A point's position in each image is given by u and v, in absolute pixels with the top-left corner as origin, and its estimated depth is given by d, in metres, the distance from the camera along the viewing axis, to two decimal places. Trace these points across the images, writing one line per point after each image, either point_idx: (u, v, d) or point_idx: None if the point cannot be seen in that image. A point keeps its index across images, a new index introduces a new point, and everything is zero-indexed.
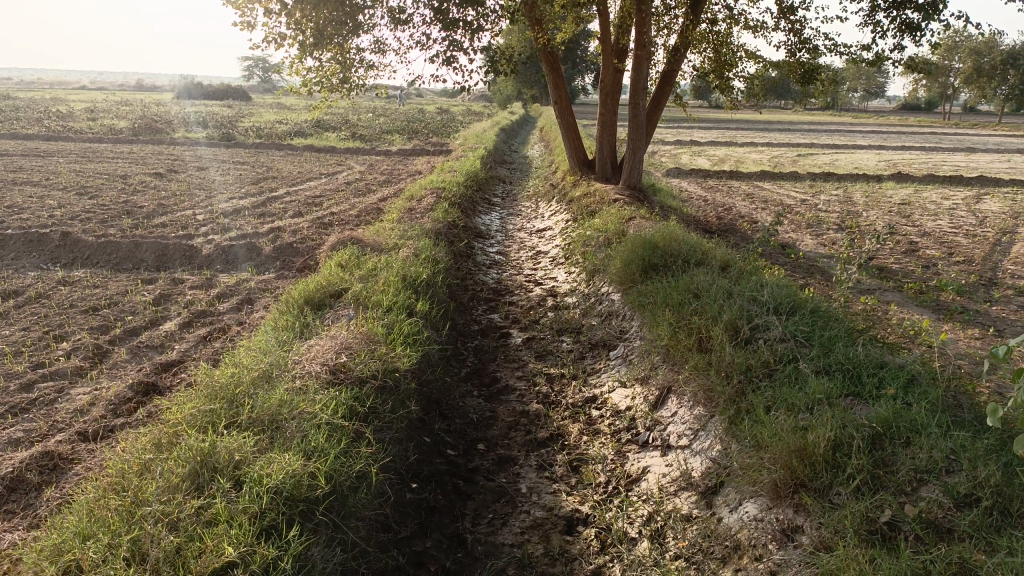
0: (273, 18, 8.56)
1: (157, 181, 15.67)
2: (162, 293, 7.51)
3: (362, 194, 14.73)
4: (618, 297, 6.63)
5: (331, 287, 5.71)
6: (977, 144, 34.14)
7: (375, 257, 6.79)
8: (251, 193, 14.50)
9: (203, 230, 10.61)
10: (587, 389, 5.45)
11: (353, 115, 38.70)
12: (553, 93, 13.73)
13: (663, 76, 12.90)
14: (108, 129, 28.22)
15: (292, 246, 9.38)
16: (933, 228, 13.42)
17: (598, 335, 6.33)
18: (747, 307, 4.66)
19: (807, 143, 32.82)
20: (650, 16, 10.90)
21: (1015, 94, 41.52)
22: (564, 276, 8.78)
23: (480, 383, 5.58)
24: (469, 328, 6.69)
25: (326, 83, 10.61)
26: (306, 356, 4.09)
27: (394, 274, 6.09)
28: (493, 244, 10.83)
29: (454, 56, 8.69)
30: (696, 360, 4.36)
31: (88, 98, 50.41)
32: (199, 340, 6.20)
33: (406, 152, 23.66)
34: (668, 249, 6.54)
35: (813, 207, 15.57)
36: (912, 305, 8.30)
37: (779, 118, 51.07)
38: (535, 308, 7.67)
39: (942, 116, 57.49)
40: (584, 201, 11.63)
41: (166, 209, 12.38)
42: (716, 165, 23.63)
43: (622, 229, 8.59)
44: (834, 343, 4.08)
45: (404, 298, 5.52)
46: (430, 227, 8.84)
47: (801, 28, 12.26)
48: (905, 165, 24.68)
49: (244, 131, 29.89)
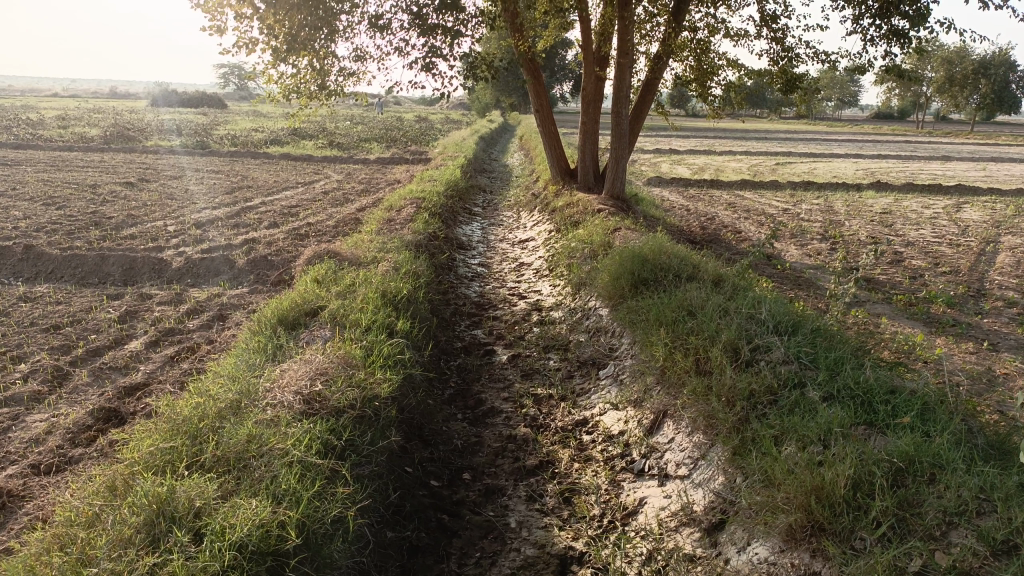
0: (246, 23, 8.26)
1: (128, 191, 15.26)
2: (128, 310, 7.16)
3: (340, 203, 14.41)
4: (607, 313, 6.39)
5: (307, 305, 5.41)
6: (953, 153, 34.52)
7: (353, 271, 6.50)
8: (225, 203, 14.12)
9: (175, 242, 10.25)
10: (577, 412, 5.19)
11: (331, 123, 38.36)
12: (534, 101, 13.52)
13: (645, 84, 12.74)
14: (79, 136, 27.66)
15: (267, 258, 9.06)
16: (915, 237, 13.38)
17: (586, 352, 6.08)
18: (746, 327, 4.44)
19: (785, 151, 32.96)
20: (633, 24, 10.74)
21: (987, 103, 42.11)
22: (548, 288, 8.53)
23: (464, 405, 5.30)
24: (451, 346, 6.41)
25: (303, 91, 10.32)
26: (278, 383, 3.80)
27: (373, 290, 5.79)
28: (475, 256, 10.57)
29: (434, 63, 8.43)
30: (694, 384, 4.12)
31: (61, 105, 49.54)
32: (166, 361, 5.87)
33: (385, 161, 23.36)
34: (657, 263, 6.31)
35: (796, 216, 15.49)
36: (903, 318, 8.15)
37: (757, 126, 51.38)
38: (520, 323, 7.40)
39: (916, 124, 58.23)
40: (567, 211, 11.40)
41: (137, 219, 12.00)
42: (696, 173, 23.59)
43: (608, 241, 8.37)
44: (841, 367, 3.86)
45: (383, 317, 5.23)
46: (411, 239, 8.57)
47: (783, 36, 12.17)
48: (884, 174, 24.79)
49: (220, 138, 29.46)
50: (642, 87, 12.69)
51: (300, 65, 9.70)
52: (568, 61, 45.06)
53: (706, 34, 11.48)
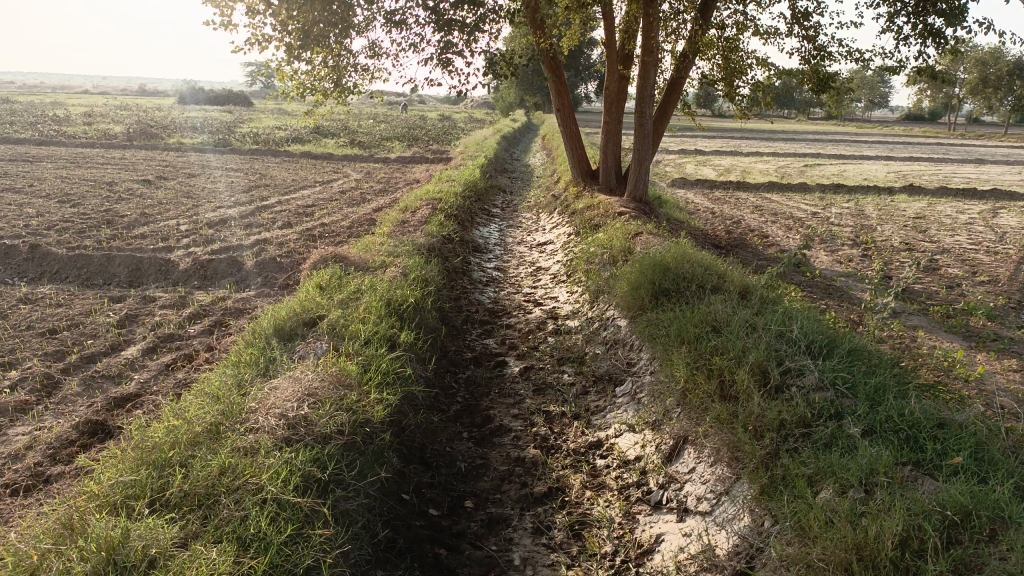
0: (257, 18, 7.99)
1: (144, 188, 15.15)
2: (129, 314, 6.93)
3: (357, 203, 14.17)
4: (625, 324, 6.03)
5: (306, 313, 5.11)
6: (986, 155, 33.70)
7: (359, 277, 6.21)
8: (241, 202, 13.94)
9: (185, 242, 10.04)
10: (591, 432, 4.84)
11: (353, 121, 38.26)
12: (555, 100, 13.17)
13: (670, 83, 12.34)
14: (103, 133, 27.73)
15: (277, 261, 8.80)
16: (951, 244, 12.83)
17: (603, 367, 5.74)
18: (776, 347, 4.07)
19: (813, 152, 32.31)
20: (658, 20, 10.35)
21: (1022, 105, 41.13)
22: (565, 295, 8.20)
23: (470, 423, 4.97)
24: (461, 357, 6.09)
25: (318, 88, 10.05)
26: (263, 403, 3.51)
27: (377, 298, 5.49)
28: (491, 259, 10.24)
29: (450, 60, 8.10)
30: (718, 410, 3.76)
31: (90, 103, 49.97)
32: (161, 370, 5.60)
33: (405, 160, 23.13)
34: (680, 272, 5.94)
35: (824, 220, 14.99)
36: (941, 331, 7.71)
37: (784, 127, 50.61)
38: (534, 332, 7.07)
39: (948, 126, 57.08)
40: (587, 213, 11.05)
41: (150, 218, 11.83)
42: (722, 175, 23.09)
43: (628, 246, 8.02)
44: (881, 395, 3.49)
45: (386, 328, 4.91)
46: (423, 242, 8.27)
47: (814, 34, 11.72)
48: (916, 177, 24.14)
49: (242, 136, 29.43)
50: (667, 87, 12.29)
51: (314, 62, 9.43)
52: (593, 60, 44.66)
53: (733, 31, 11.08)
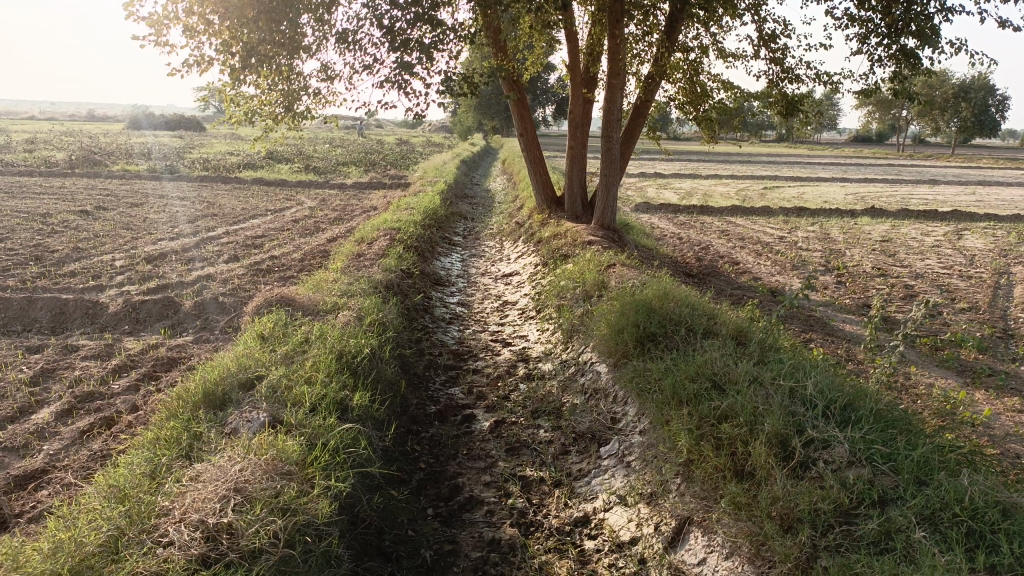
0: (196, 37, 7.26)
1: (81, 220, 14.22)
2: (46, 368, 6.13)
3: (309, 234, 13.43)
4: (606, 372, 5.44)
5: (243, 372, 4.40)
6: (938, 176, 34.34)
7: (307, 323, 5.52)
8: (185, 233, 13.10)
9: (119, 280, 9.23)
10: (575, 505, 4.20)
11: (308, 146, 37.39)
12: (518, 124, 12.63)
13: (636, 106, 11.91)
14: (43, 160, 26.53)
15: (218, 301, 8.05)
16: (923, 268, 12.57)
17: (584, 422, 5.12)
18: (792, 411, 3.51)
19: (771, 175, 32.45)
20: (624, 42, 9.92)
21: (968, 127, 42.32)
22: (535, 333, 7.59)
23: (436, 496, 4.30)
24: (423, 412, 5.40)
25: (267, 113, 9.33)
26: (181, 504, 2.84)
27: (326, 350, 4.80)
28: (454, 293, 9.61)
29: (407, 82, 7.46)
30: (734, 492, 3.18)
31: (33, 129, 48.29)
32: (75, 439, 4.84)
33: (362, 187, 22.39)
34: (666, 312, 5.37)
35: (793, 245, 14.68)
36: (934, 366, 7.25)
37: (739, 150, 51.25)
38: (504, 377, 6.43)
39: (897, 148, 58.54)
40: (554, 242, 10.48)
41: (82, 253, 10.96)
42: (684, 198, 22.86)
43: (602, 280, 7.46)
44: (928, 473, 2.96)
45: (337, 389, 4.23)
46: (380, 278, 7.60)
47: (782, 55, 11.42)
48: (876, 198, 24.29)
49: (191, 162, 28.41)
50: (633, 110, 11.85)
51: (261, 85, 8.73)
52: (551, 85, 44.65)
53: (697, 53, 10.76)
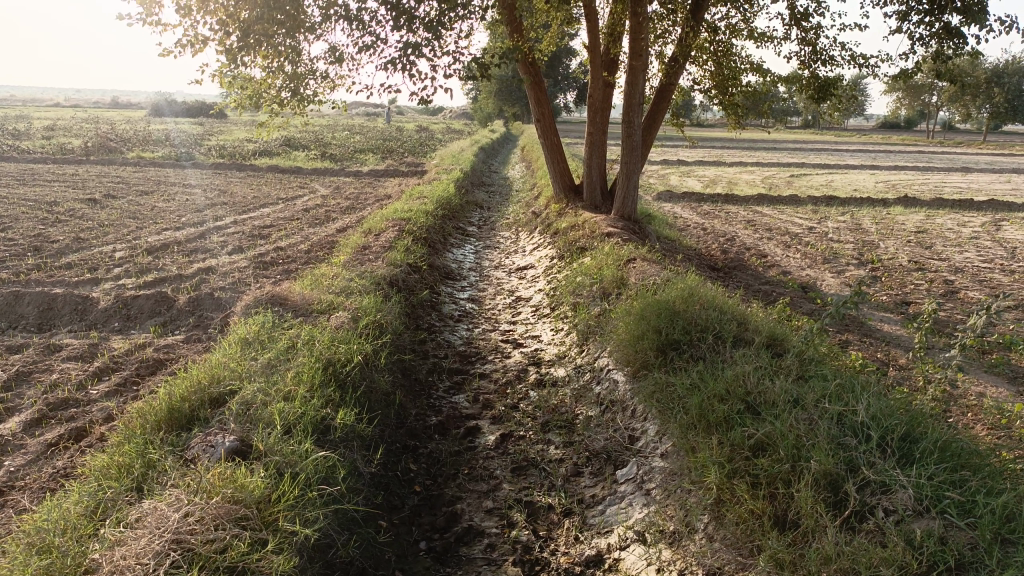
0: (191, 17, 6.74)
1: (88, 208, 13.88)
2: (24, 370, 5.72)
3: (319, 223, 12.98)
4: (625, 383, 4.92)
5: (216, 386, 3.93)
6: (970, 163, 33.28)
7: (296, 326, 5.05)
8: (192, 223, 12.69)
9: (116, 273, 8.83)
10: (587, 539, 3.68)
11: (326, 133, 36.92)
12: (534, 108, 12.07)
13: (658, 90, 11.31)
14: (60, 147, 26.33)
15: (213, 296, 7.61)
16: (963, 262, 11.88)
17: (598, 439, 4.61)
18: (842, 444, 3.00)
19: (797, 162, 31.55)
20: (647, 21, 9.33)
21: (1000, 113, 41.05)
22: (549, 333, 7.08)
23: (431, 525, 3.81)
24: (423, 424, 4.92)
25: (270, 98, 8.80)
26: (108, 562, 2.39)
27: (312, 359, 4.32)
28: (465, 288, 9.12)
29: (415, 64, 6.89)
30: (775, 546, 2.67)
31: (54, 115, 48.34)
32: (40, 453, 4.41)
33: (378, 174, 21.94)
34: (690, 316, 4.83)
35: (823, 236, 14.02)
36: (983, 372, 6.61)
37: (764, 137, 50.16)
38: (514, 382, 5.92)
39: (925, 135, 57.14)
40: (571, 234, 9.93)
41: (83, 243, 10.60)
42: (708, 187, 22.18)
43: (621, 277, 6.92)
44: (1013, 529, 2.44)
45: (318, 407, 3.76)
46: (384, 274, 7.12)
47: (815, 36, 10.76)
48: (907, 187, 23.45)
49: (208, 149, 28.09)
50: (655, 95, 11.26)
51: (264, 68, 8.21)
52: (572, 70, 43.94)
53: (726, 35, 10.15)
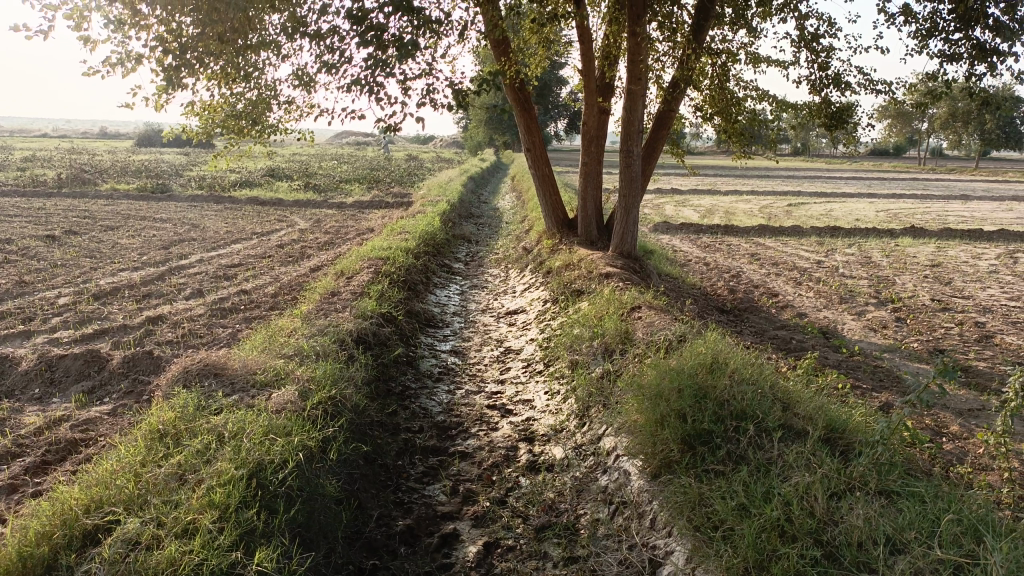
0: (123, 32, 5.81)
1: (44, 246, 12.81)
2: None
3: (292, 262, 11.98)
4: (640, 483, 3.92)
5: (94, 515, 2.93)
6: (968, 191, 32.63)
7: (227, 411, 4.03)
8: (152, 262, 11.66)
9: (52, 324, 7.78)
10: None
11: (313, 163, 36.07)
12: (524, 136, 11.14)
13: (658, 116, 10.40)
14: (33, 179, 25.26)
15: (154, 354, 6.57)
16: (988, 299, 11.00)
17: (607, 561, 3.59)
18: None
19: (792, 190, 30.81)
20: (646, 40, 8.43)
21: (993, 139, 40.59)
22: (542, 396, 6.08)
23: None
24: (387, 531, 3.90)
25: (225, 126, 7.85)
26: None
27: (234, 465, 3.32)
28: (447, 337, 8.11)
29: (383, 85, 5.95)
30: None
31: (35, 146, 47.40)
32: None
33: (362, 206, 20.99)
34: (719, 397, 3.84)
35: (833, 271, 13.11)
36: None
37: (757, 165, 49.57)
38: (501, 464, 4.88)
39: (917, 161, 56.95)
40: (566, 275, 8.97)
41: (25, 288, 9.56)
42: (706, 217, 21.34)
43: (626, 331, 5.94)
44: None
45: (227, 547, 2.76)
46: (349, 329, 6.11)
47: (826, 59, 9.92)
48: (910, 215, 22.67)
49: (188, 180, 27.13)
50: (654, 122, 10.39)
51: (216, 92, 7.27)
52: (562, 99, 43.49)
53: (727, 57, 9.30)
